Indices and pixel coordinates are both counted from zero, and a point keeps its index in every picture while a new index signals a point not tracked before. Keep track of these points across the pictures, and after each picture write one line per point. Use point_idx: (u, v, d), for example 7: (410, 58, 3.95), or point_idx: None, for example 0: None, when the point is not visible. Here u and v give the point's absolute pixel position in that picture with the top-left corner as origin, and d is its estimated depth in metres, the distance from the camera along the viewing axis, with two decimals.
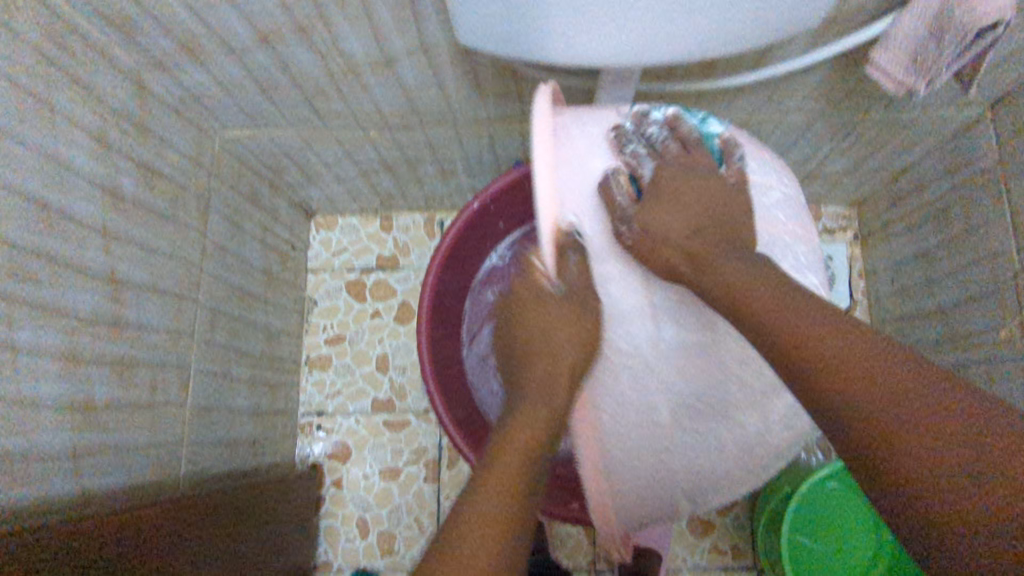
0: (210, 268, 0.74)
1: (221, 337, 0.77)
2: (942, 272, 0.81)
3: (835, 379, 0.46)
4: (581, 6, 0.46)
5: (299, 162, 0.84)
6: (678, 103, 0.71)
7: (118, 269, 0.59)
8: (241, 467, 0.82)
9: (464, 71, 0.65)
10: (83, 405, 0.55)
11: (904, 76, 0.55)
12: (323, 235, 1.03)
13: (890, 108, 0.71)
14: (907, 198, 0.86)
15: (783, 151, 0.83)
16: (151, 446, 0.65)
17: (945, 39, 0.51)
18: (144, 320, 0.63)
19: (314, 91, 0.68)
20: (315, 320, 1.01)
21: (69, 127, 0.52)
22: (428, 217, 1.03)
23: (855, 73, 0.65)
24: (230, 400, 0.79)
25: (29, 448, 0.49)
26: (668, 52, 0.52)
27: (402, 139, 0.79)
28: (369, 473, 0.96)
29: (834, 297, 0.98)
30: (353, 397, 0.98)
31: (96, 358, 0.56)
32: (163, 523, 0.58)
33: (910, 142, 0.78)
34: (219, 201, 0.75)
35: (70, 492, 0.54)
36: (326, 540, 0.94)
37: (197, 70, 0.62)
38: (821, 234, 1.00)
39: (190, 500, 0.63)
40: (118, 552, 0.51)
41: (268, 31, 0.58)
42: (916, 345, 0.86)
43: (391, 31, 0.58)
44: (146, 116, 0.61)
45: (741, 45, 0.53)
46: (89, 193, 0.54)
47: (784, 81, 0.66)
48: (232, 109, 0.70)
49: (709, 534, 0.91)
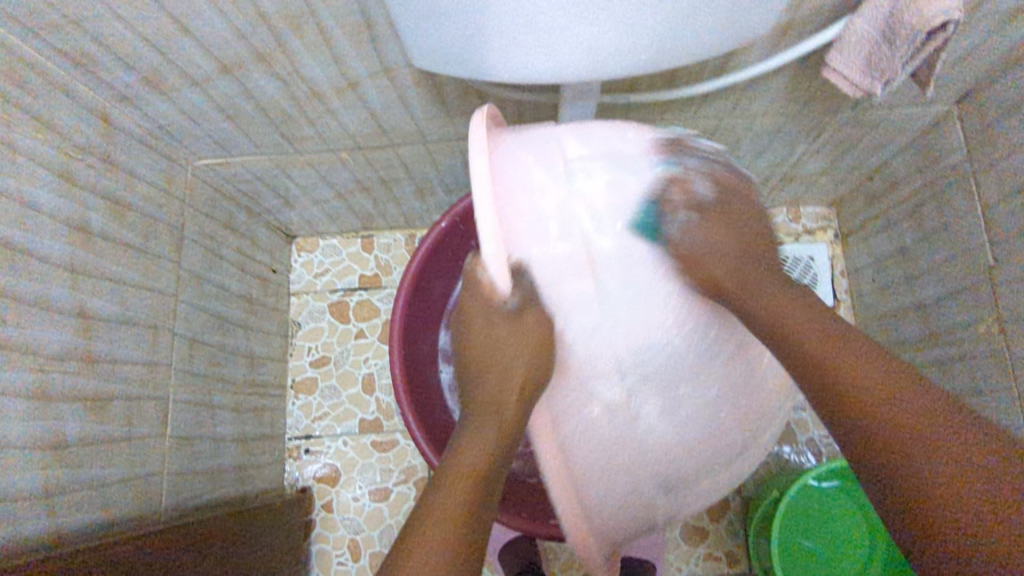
0: (186, 297, 0.73)
1: (202, 366, 0.76)
2: (920, 268, 0.81)
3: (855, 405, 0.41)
4: (527, 17, 0.46)
5: (274, 187, 0.84)
6: (645, 114, 0.71)
7: (89, 303, 0.58)
8: (226, 495, 0.81)
9: (429, 91, 0.66)
10: (57, 443, 0.55)
11: (861, 78, 0.56)
12: (304, 257, 1.03)
13: (857, 109, 0.71)
14: (883, 195, 0.87)
15: (756, 155, 0.84)
16: (131, 479, 0.64)
17: (897, 40, 0.51)
18: (118, 354, 0.62)
19: (281, 118, 0.68)
20: (299, 343, 1.00)
21: (32, 166, 0.52)
22: (409, 235, 1.03)
23: (819, 76, 0.65)
24: (213, 428, 0.79)
25: (0, 490, 0.49)
26: (626, 64, 0.52)
27: (375, 160, 0.80)
28: (359, 494, 0.95)
29: (817, 297, 0.98)
30: (341, 419, 0.98)
31: (70, 395, 0.56)
32: (148, 554, 0.57)
33: (880, 142, 0.79)
34: (193, 230, 0.74)
35: (46, 534, 0.53)
36: (318, 565, 0.93)
37: (161, 102, 0.62)
38: (801, 235, 1.00)
39: (163, 535, 0.60)
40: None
41: (229, 61, 0.58)
42: (900, 342, 0.86)
43: (351, 56, 0.59)
44: (113, 150, 0.61)
45: (686, 57, 0.53)
46: (53, 230, 0.54)
47: (748, 87, 0.66)
48: (200, 139, 0.70)
49: (702, 541, 0.90)
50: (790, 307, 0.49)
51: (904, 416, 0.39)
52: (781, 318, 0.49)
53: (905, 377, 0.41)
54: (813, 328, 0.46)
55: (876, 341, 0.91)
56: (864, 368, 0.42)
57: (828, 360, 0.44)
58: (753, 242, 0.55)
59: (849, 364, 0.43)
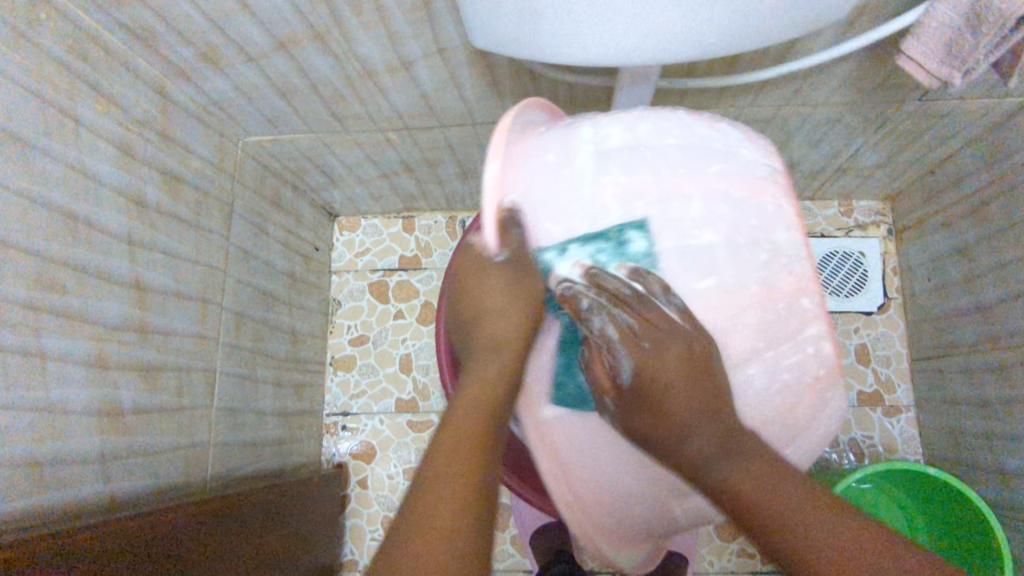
0: (234, 271, 0.74)
1: (247, 340, 0.78)
2: (982, 268, 0.77)
3: (742, 506, 0.40)
4: (555, 38, 0.49)
5: (321, 166, 0.84)
6: (700, 99, 0.69)
7: (143, 276, 0.59)
8: (269, 467, 0.83)
9: (481, 71, 0.65)
10: (113, 410, 0.56)
11: (939, 66, 0.53)
12: (345, 236, 1.03)
13: (925, 99, 0.68)
14: (945, 190, 0.82)
15: (811, 146, 0.81)
16: (180, 449, 0.66)
17: (982, 26, 0.49)
18: (170, 325, 0.63)
19: (331, 95, 0.68)
20: (339, 320, 1.01)
21: (96, 139, 0.53)
22: (449, 218, 1.03)
23: (888, 64, 0.62)
24: (257, 401, 0.80)
25: (61, 453, 0.50)
26: (690, 50, 0.50)
27: (421, 140, 0.79)
28: (394, 473, 0.96)
29: (867, 294, 0.94)
30: (378, 398, 0.99)
31: (126, 365, 0.58)
32: (210, 513, 0.61)
33: (947, 135, 0.75)
34: (242, 206, 0.75)
35: (100, 499, 0.55)
36: (352, 540, 0.95)
37: (217, 78, 0.63)
38: (853, 230, 0.96)
39: (231, 498, 0.66)
40: (164, 534, 0.54)
41: (285, 37, 0.59)
42: (955, 344, 0.83)
43: (406, 34, 0.58)
44: (169, 124, 0.62)
45: (747, 5, 0.46)
46: (115, 203, 0.55)
47: (814, 73, 0.64)
48: (253, 116, 0.71)
49: (737, 536, 0.89)
50: (793, 481, 0.40)
51: (768, 492, 0.40)
52: (736, 446, 0.42)
53: (808, 491, 0.40)
54: (745, 463, 0.41)
55: (928, 341, 0.88)
56: (783, 499, 0.39)
57: (735, 484, 0.41)
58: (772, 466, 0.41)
59: (781, 509, 0.39)
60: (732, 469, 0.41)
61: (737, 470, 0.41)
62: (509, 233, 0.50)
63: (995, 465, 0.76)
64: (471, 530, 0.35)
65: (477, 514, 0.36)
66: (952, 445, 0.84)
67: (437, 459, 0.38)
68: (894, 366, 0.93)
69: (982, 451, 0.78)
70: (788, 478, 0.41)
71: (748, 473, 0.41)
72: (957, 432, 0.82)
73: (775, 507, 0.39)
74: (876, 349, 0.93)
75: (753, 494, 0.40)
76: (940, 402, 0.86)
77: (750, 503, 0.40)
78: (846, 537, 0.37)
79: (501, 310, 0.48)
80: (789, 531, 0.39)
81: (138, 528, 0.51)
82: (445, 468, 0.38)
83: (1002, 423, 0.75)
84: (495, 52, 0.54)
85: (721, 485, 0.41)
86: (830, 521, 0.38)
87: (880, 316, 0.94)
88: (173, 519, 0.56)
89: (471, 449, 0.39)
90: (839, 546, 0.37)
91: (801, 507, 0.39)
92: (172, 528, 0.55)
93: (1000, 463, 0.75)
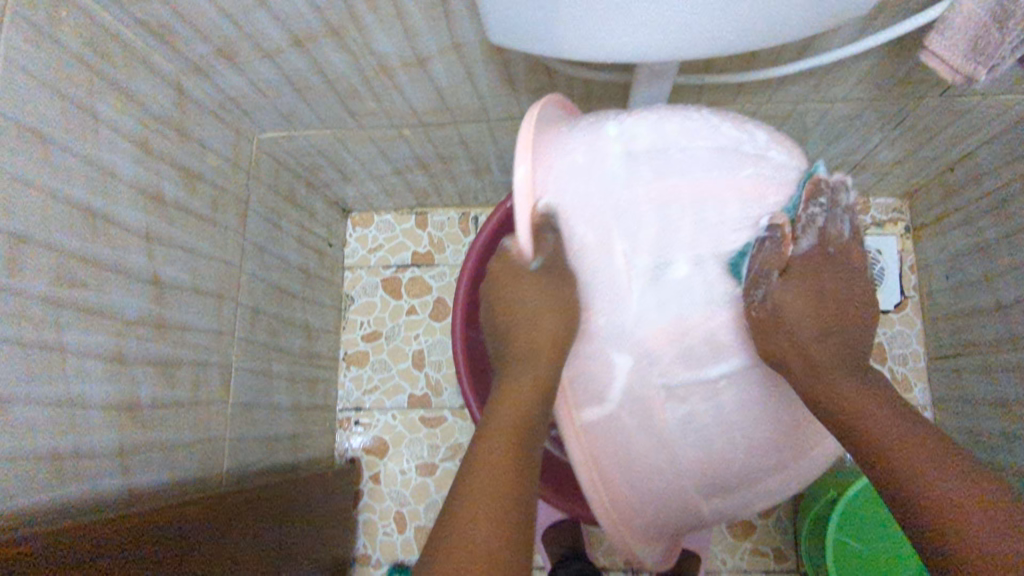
0: (249, 267, 0.75)
1: (262, 335, 0.78)
2: (1001, 266, 0.76)
3: (885, 453, 0.46)
4: (571, 33, 0.49)
5: (335, 162, 0.84)
6: (717, 95, 0.68)
7: (160, 271, 0.60)
8: (283, 461, 0.83)
9: (497, 67, 0.65)
10: (131, 404, 0.57)
11: (964, 63, 0.52)
12: (359, 231, 1.04)
13: (947, 94, 0.67)
14: (964, 187, 0.81)
15: (829, 142, 0.80)
16: (196, 443, 0.66)
17: (1010, 19, 0.49)
18: (186, 320, 0.64)
19: (347, 91, 0.68)
20: (353, 316, 1.02)
21: (113, 135, 0.53)
22: (462, 214, 1.03)
23: (909, 59, 0.61)
24: (271, 396, 0.81)
25: (80, 446, 0.51)
26: (707, 46, 0.50)
27: (436, 136, 0.79)
28: (406, 468, 0.97)
29: (882, 292, 0.94)
30: (391, 393, 0.99)
31: (143, 360, 0.58)
32: (225, 504, 0.61)
33: (968, 132, 0.74)
34: (257, 202, 0.76)
35: (118, 492, 0.55)
36: (364, 534, 0.95)
37: (233, 74, 0.63)
38: (870, 227, 0.95)
39: (245, 489, 0.66)
40: (181, 523, 0.54)
41: (301, 34, 0.59)
42: (973, 343, 0.81)
43: (423, 30, 0.58)
44: (186, 121, 0.62)
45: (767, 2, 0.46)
46: (133, 198, 0.56)
47: (834, 68, 0.63)
48: (268, 112, 0.71)
49: (750, 535, 0.89)
50: (948, 483, 0.42)
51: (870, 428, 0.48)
52: (837, 354, 0.54)
53: (944, 446, 0.45)
54: (922, 458, 0.45)
55: (946, 340, 0.87)
56: (931, 468, 0.43)
57: (879, 454, 0.47)
58: (859, 393, 0.51)
59: (899, 441, 0.46)
60: (915, 450, 0.45)
61: (880, 422, 0.48)
62: (543, 238, 0.57)
63: (1013, 466, 0.75)
64: (513, 540, 0.41)
65: (512, 533, 0.41)
66: (969, 445, 0.83)
67: (485, 479, 0.44)
68: (911, 365, 0.92)
69: (1000, 451, 0.77)
70: (926, 447, 0.45)
71: (919, 455, 0.45)
72: (975, 432, 0.81)
73: (917, 463, 0.44)
74: (892, 347, 0.93)
75: (917, 474, 0.44)
76: (958, 402, 0.85)
77: (857, 425, 0.49)
78: (942, 462, 0.44)
79: (538, 322, 0.55)
80: (885, 438, 0.47)
81: (156, 519, 0.52)
82: (485, 482, 0.44)
83: (1021, 424, 0.73)
84: (511, 48, 0.53)
85: (883, 441, 0.47)
86: (931, 451, 0.45)
87: (897, 314, 0.93)
88: (190, 509, 0.56)
89: (501, 466, 0.45)
90: (924, 468, 0.44)
91: (927, 454, 0.45)
92: (189, 519, 0.56)
93: (1018, 463, 0.74)
